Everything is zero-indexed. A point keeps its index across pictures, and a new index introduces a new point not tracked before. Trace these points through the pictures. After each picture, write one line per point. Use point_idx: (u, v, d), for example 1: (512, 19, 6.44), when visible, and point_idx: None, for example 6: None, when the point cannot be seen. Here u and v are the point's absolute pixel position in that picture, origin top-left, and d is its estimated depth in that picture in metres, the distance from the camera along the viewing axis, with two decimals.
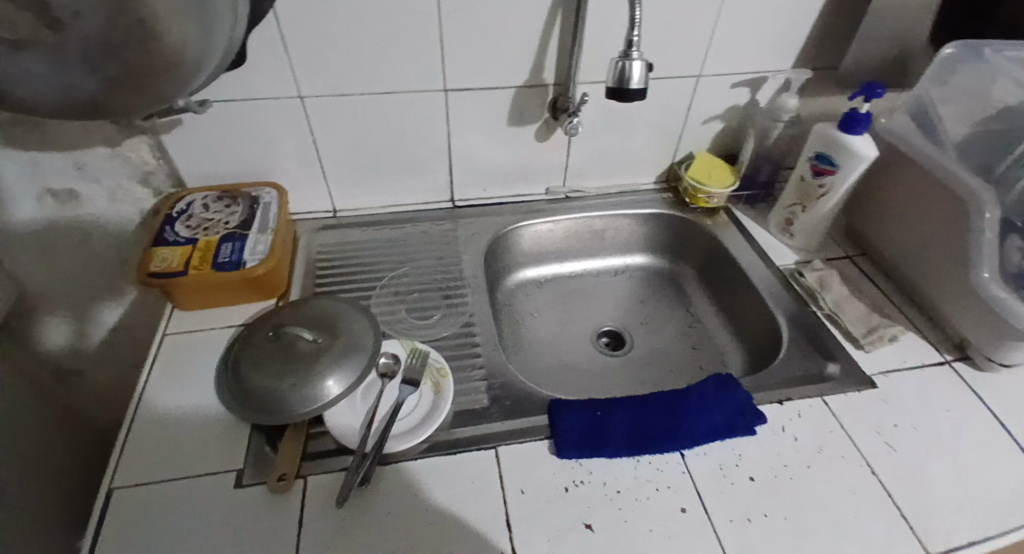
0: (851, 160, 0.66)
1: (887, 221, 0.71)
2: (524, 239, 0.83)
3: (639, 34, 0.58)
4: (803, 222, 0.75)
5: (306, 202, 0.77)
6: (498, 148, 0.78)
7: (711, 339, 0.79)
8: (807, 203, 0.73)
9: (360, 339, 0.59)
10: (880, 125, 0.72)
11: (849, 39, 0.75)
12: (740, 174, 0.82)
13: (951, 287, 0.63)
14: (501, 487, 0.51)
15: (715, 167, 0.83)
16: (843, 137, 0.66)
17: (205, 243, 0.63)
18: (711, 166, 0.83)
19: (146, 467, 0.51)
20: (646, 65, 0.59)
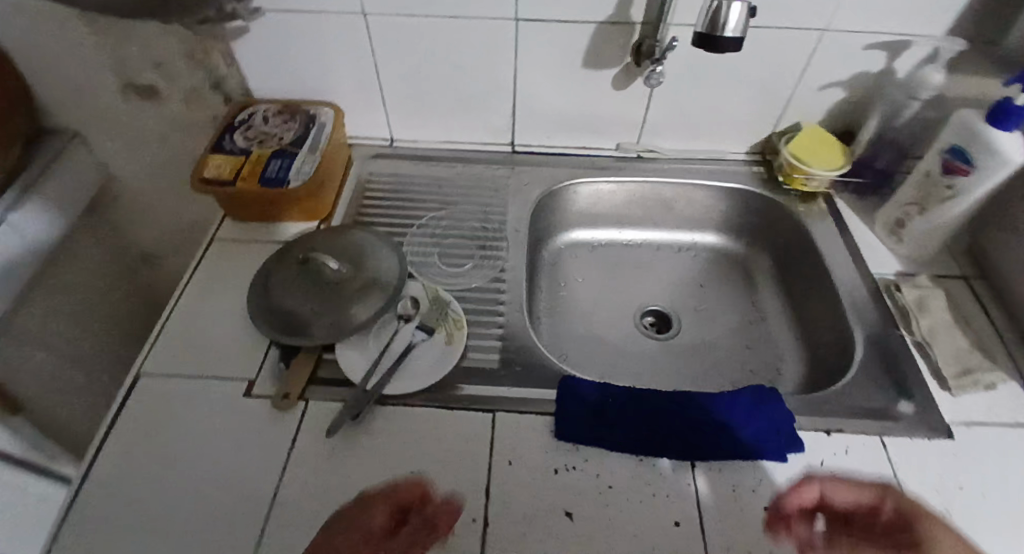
0: (991, 161, 0.53)
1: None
2: (583, 196, 0.77)
3: None
4: (915, 227, 0.62)
5: (365, 127, 0.76)
6: (568, 93, 0.71)
7: (769, 341, 0.70)
8: (927, 205, 0.60)
9: (384, 277, 0.58)
10: None
11: None
12: (852, 157, 0.69)
13: None
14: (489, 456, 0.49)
15: (824, 144, 0.70)
16: (989, 131, 0.53)
17: (257, 156, 0.64)
18: (819, 142, 0.70)
19: (172, 362, 0.54)
20: (747, 9, 0.48)
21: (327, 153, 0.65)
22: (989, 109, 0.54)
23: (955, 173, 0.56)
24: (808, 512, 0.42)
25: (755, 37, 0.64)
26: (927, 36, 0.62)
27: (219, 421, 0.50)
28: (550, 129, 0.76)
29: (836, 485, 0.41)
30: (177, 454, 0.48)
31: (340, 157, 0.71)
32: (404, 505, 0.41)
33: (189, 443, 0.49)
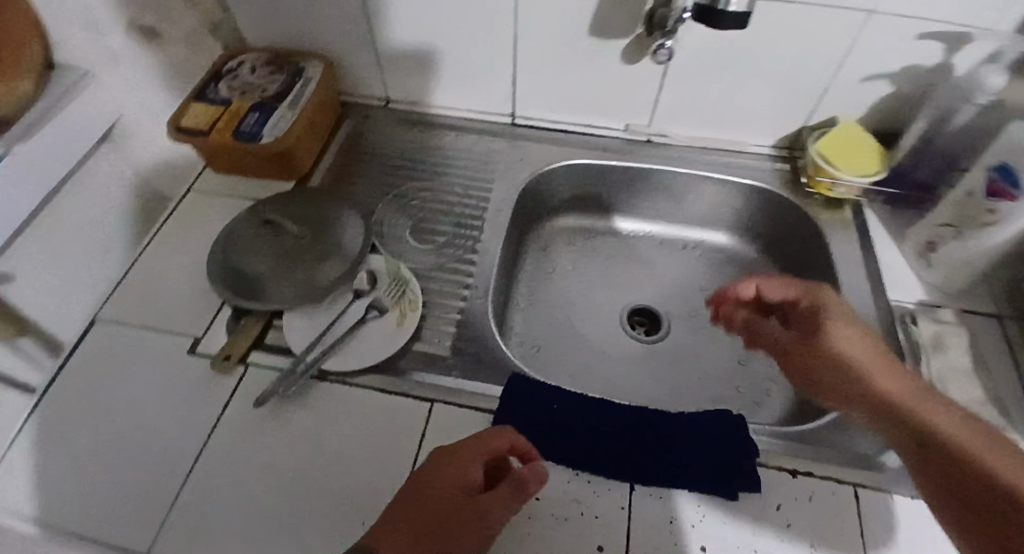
0: None
1: None
2: (582, 179, 0.72)
3: None
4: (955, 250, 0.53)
5: (360, 84, 0.73)
6: (574, 64, 0.64)
7: (764, 359, 0.64)
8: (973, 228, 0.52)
9: (344, 247, 0.56)
10: None
11: None
12: (890, 164, 0.61)
13: None
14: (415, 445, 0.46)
15: (861, 146, 0.62)
16: None
17: (237, 107, 0.62)
18: (851, 143, 0.62)
19: (129, 310, 0.55)
20: None
21: (308, 110, 0.63)
22: None
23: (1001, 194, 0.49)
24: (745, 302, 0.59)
25: (788, 15, 0.55)
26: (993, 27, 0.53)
27: (160, 377, 0.50)
28: (553, 103, 0.70)
29: (769, 283, 0.55)
30: (114, 405, 0.49)
31: (327, 116, 0.68)
32: (496, 452, 0.42)
33: (127, 394, 0.49)
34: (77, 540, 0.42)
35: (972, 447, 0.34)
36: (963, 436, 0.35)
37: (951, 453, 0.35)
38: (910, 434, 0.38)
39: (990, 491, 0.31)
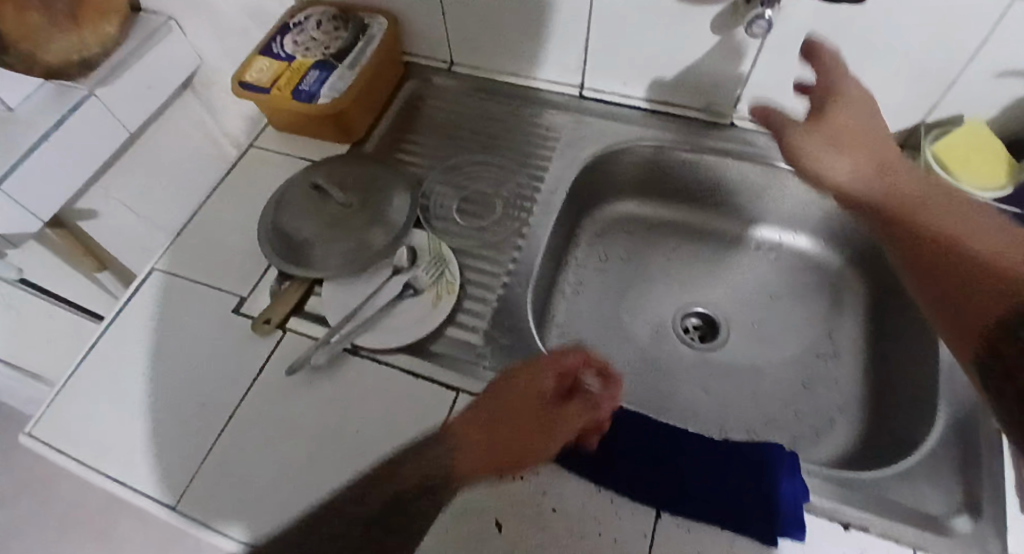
0: None
1: None
2: (650, 163, 0.66)
3: None
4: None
5: (424, 44, 0.70)
6: (652, 34, 0.58)
7: (832, 383, 0.58)
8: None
9: (389, 219, 0.55)
10: None
11: None
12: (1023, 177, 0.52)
13: None
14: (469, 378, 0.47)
15: (991, 151, 0.52)
16: None
17: (299, 64, 0.61)
18: (976, 147, 0.52)
19: (184, 263, 0.57)
20: None
21: (366, 72, 0.61)
22: None
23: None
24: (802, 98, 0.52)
25: None
26: None
27: (205, 332, 0.52)
28: (627, 77, 0.64)
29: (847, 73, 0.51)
30: (163, 354, 0.51)
31: (386, 78, 0.67)
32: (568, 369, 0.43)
33: (176, 344, 0.51)
34: (118, 477, 0.45)
35: (947, 229, 0.40)
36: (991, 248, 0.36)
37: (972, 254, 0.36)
38: (944, 254, 0.38)
39: (974, 264, 0.35)
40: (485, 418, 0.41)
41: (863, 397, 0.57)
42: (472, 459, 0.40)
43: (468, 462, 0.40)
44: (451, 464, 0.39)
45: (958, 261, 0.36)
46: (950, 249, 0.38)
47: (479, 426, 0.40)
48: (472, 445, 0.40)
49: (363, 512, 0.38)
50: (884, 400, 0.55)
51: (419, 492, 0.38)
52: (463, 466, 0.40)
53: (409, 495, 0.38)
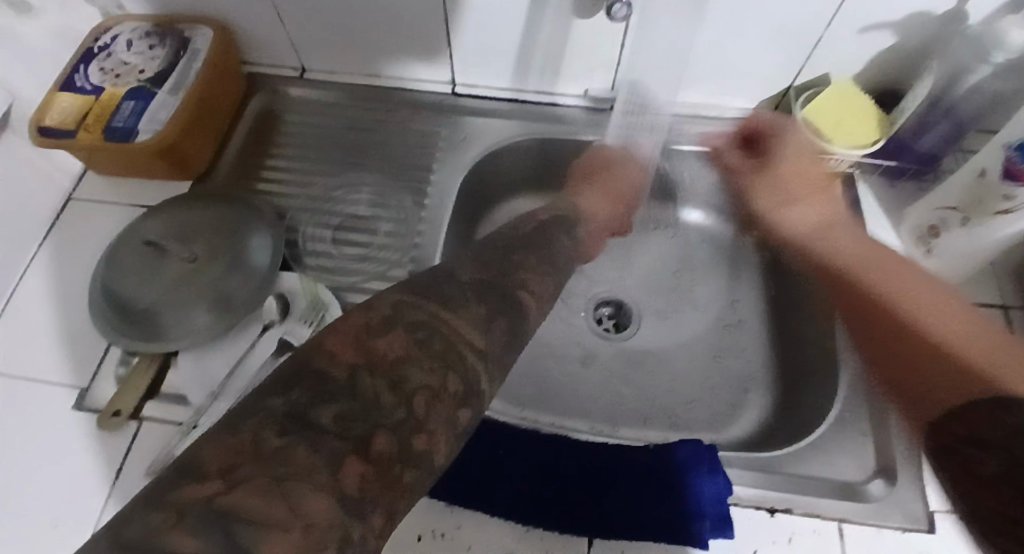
0: None
1: None
2: (538, 156, 0.63)
3: None
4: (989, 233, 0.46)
5: (267, 51, 0.61)
6: (517, 21, 0.54)
7: (743, 355, 0.59)
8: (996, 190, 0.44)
9: (250, 265, 0.47)
10: None
11: None
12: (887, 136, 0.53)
13: None
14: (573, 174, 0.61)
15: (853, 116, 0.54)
16: None
17: (109, 96, 0.52)
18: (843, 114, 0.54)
19: (0, 358, 0.47)
20: None
21: (196, 94, 0.53)
22: None
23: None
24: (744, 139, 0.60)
25: None
26: None
27: (38, 438, 0.43)
28: (500, 69, 0.59)
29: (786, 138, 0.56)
30: None
31: (225, 96, 0.58)
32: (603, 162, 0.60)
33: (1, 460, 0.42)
34: None
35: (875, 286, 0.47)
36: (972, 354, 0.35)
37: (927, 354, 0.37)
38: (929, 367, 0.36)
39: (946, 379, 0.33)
40: (596, 179, 0.59)
41: (772, 363, 0.58)
42: (602, 209, 0.57)
43: (600, 207, 0.57)
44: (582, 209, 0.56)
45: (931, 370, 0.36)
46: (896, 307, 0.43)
47: (597, 187, 0.58)
48: (598, 194, 0.57)
49: (494, 265, 0.35)
50: (791, 365, 0.56)
51: (543, 249, 0.43)
52: (596, 209, 0.57)
53: (534, 260, 0.40)
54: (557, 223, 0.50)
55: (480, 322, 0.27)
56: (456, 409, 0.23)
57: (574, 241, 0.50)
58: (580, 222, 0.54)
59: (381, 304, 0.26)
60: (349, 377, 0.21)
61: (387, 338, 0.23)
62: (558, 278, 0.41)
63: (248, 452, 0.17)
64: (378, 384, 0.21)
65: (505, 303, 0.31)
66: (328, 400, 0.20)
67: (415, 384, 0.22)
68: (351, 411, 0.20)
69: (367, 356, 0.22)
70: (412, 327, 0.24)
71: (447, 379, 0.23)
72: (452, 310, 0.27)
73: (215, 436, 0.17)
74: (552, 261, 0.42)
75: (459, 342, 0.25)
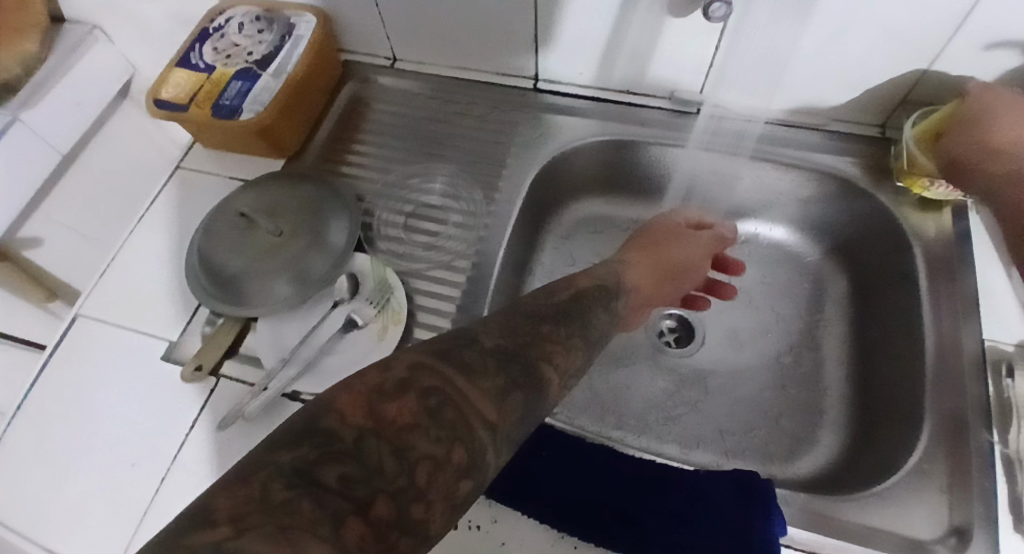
0: None
1: None
2: (614, 158, 0.61)
3: None
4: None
5: (361, 40, 0.64)
6: (605, 19, 0.53)
7: (813, 386, 0.55)
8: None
9: (329, 243, 0.50)
10: None
11: None
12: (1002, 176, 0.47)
13: None
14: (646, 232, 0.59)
15: None
16: None
17: (219, 74, 0.57)
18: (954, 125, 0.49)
19: (110, 307, 0.53)
20: None
21: (294, 79, 0.57)
22: None
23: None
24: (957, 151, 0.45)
25: None
26: None
27: (135, 381, 0.48)
28: (584, 67, 0.59)
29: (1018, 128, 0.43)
30: (89, 410, 0.47)
31: (321, 80, 0.62)
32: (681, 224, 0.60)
33: (103, 397, 0.48)
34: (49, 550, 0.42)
35: None
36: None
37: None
38: None
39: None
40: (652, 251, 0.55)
41: (843, 399, 0.54)
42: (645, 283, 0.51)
43: (643, 275, 0.52)
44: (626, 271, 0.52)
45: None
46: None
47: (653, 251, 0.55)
48: (641, 267, 0.53)
49: (521, 329, 0.33)
50: (868, 405, 0.52)
51: (576, 321, 0.38)
52: (639, 280, 0.51)
53: (563, 332, 0.36)
54: (597, 294, 0.44)
55: (496, 391, 0.27)
56: (460, 479, 0.23)
57: (615, 312, 0.44)
58: (623, 293, 0.48)
59: (400, 363, 0.26)
60: (355, 440, 0.22)
61: (400, 400, 0.24)
62: (590, 356, 0.38)
63: (256, 502, 0.18)
64: (382, 449, 0.22)
65: (528, 371, 0.30)
66: (335, 461, 0.21)
67: (419, 452, 0.22)
68: (355, 473, 0.21)
69: (377, 417, 0.23)
70: (424, 393, 0.25)
71: (453, 450, 0.23)
72: (469, 377, 0.27)
73: (229, 484, 0.18)
74: (584, 332, 0.38)
75: (471, 410, 0.25)
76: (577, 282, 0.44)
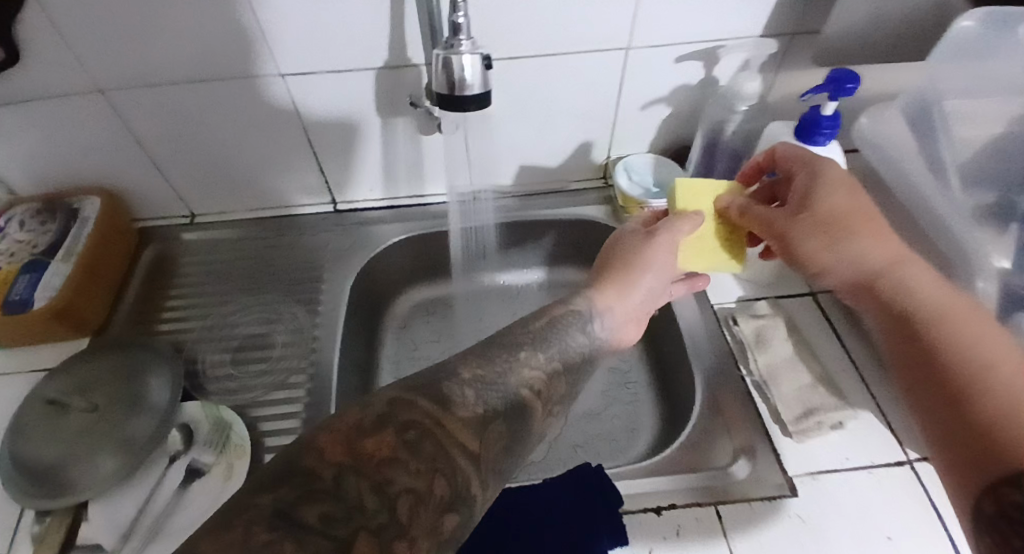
0: None
1: None
2: (420, 251, 0.71)
3: (465, 14, 0.41)
4: (802, 127, 0.52)
5: (154, 206, 0.68)
6: (374, 145, 0.64)
7: (631, 387, 0.67)
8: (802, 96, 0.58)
9: (148, 401, 0.51)
10: (859, 130, 0.59)
11: (827, 8, 0.55)
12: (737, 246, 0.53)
13: None
14: (603, 249, 0.57)
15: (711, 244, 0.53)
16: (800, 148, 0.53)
17: (5, 272, 0.57)
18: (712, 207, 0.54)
19: None
20: (484, 62, 0.43)
21: (85, 257, 0.58)
22: (798, 124, 0.54)
23: (829, 94, 0.48)
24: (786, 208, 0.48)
25: (554, 66, 0.57)
26: (742, 37, 0.57)
27: None
28: (371, 183, 0.68)
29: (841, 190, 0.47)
30: None
31: (116, 251, 0.64)
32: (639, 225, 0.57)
33: None
34: None
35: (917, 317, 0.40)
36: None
37: (974, 372, 0.34)
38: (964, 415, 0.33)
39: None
40: (613, 271, 0.54)
41: (654, 389, 0.66)
42: (618, 300, 0.52)
43: (608, 298, 0.52)
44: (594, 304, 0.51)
45: (978, 411, 0.32)
46: (937, 329, 0.38)
47: (614, 277, 0.53)
48: (610, 286, 0.52)
49: (497, 361, 0.40)
50: (670, 385, 0.64)
51: (553, 346, 0.45)
52: (609, 300, 0.52)
53: (542, 358, 0.43)
54: (569, 318, 0.49)
55: (473, 424, 0.34)
56: (442, 514, 0.29)
57: (590, 336, 0.49)
58: (595, 317, 0.50)
59: (380, 402, 0.33)
60: (336, 477, 0.28)
61: (377, 436, 0.31)
62: (573, 382, 0.45)
63: (242, 544, 0.23)
64: (362, 486, 0.28)
65: (509, 399, 0.38)
66: (316, 502, 0.26)
67: (399, 487, 0.28)
68: (333, 510, 0.26)
69: (358, 457, 0.29)
70: (401, 429, 0.31)
71: (432, 483, 0.30)
72: (447, 410, 0.34)
73: (214, 534, 0.23)
74: (563, 357, 0.45)
75: (448, 446, 0.32)
76: (550, 309, 0.48)
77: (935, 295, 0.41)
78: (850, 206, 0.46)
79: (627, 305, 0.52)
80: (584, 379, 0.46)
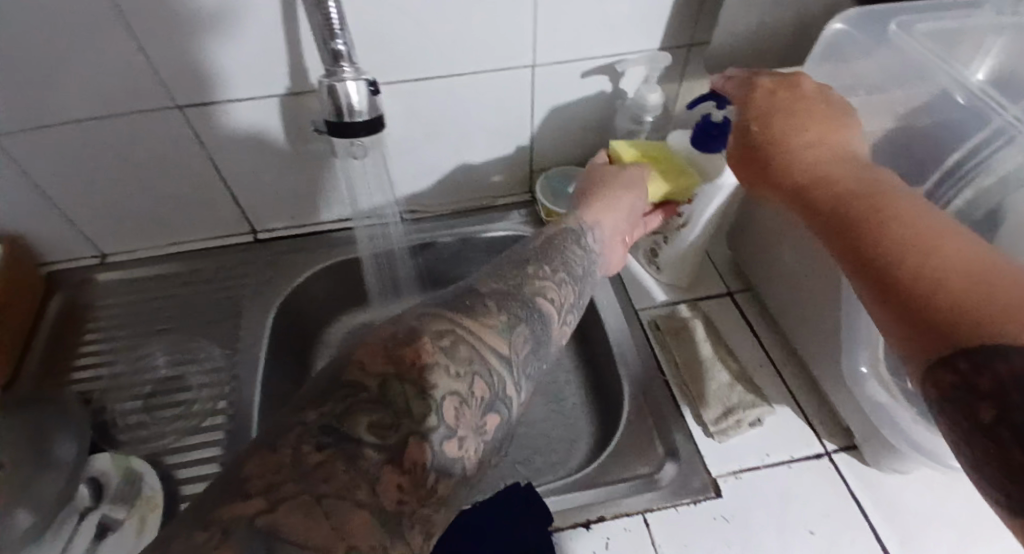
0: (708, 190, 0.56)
1: (783, 259, 0.56)
2: (349, 277, 0.70)
3: (344, 41, 0.41)
4: (697, 138, 0.54)
5: (61, 250, 0.65)
6: (287, 172, 0.62)
7: (566, 398, 0.67)
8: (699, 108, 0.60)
9: (53, 458, 0.47)
10: None
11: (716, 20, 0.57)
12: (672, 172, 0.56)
13: (825, 344, 0.52)
14: (575, 189, 0.57)
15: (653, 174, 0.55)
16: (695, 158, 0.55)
17: None
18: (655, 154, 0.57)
19: None
20: (370, 87, 0.44)
21: None
22: (692, 133, 0.55)
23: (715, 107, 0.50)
24: (750, 142, 0.42)
25: (462, 86, 0.57)
26: (638, 52, 0.58)
27: None
28: (291, 210, 0.67)
29: (776, 101, 0.43)
30: None
31: (20, 300, 0.60)
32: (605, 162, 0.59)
33: None
34: None
35: (842, 194, 0.35)
36: (948, 244, 0.28)
37: (885, 236, 0.30)
38: (881, 281, 0.29)
39: (959, 276, 0.26)
40: (594, 192, 0.54)
41: (589, 397, 0.66)
42: (607, 215, 0.52)
43: (599, 213, 0.52)
44: (586, 219, 0.51)
45: (897, 275, 0.29)
46: (861, 201, 0.33)
47: (594, 201, 0.53)
48: (598, 201, 0.52)
49: (509, 278, 0.39)
50: (603, 393, 0.64)
51: (555, 258, 0.44)
52: (599, 215, 0.52)
53: (548, 271, 0.42)
54: (563, 235, 0.48)
55: (502, 327, 0.34)
56: (484, 415, 0.30)
57: (586, 249, 0.47)
58: (586, 232, 0.49)
59: (409, 317, 0.33)
60: (381, 385, 0.28)
61: (414, 346, 0.30)
62: (581, 290, 0.43)
63: (284, 469, 0.23)
64: (409, 392, 0.28)
65: (525, 303, 0.37)
66: (364, 411, 0.27)
67: (443, 390, 0.29)
68: (383, 418, 0.27)
69: (395, 363, 0.29)
70: (437, 335, 0.31)
71: (473, 384, 0.30)
72: (473, 318, 0.34)
73: (255, 460, 0.24)
74: (567, 269, 0.43)
75: (481, 349, 0.32)
76: (543, 230, 0.47)
77: (857, 173, 0.36)
78: (788, 104, 0.42)
79: (615, 223, 0.52)
80: (590, 292, 0.44)
